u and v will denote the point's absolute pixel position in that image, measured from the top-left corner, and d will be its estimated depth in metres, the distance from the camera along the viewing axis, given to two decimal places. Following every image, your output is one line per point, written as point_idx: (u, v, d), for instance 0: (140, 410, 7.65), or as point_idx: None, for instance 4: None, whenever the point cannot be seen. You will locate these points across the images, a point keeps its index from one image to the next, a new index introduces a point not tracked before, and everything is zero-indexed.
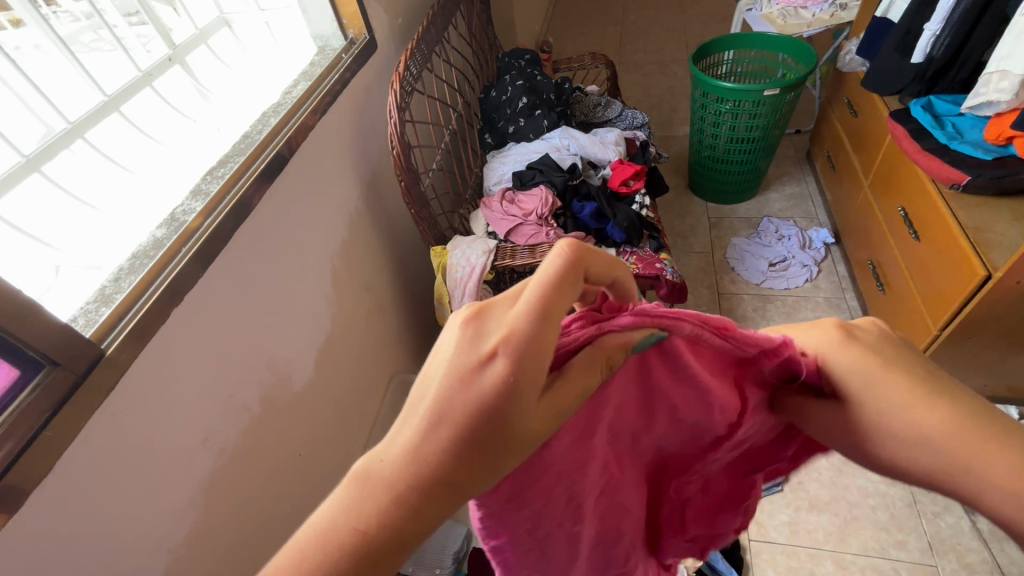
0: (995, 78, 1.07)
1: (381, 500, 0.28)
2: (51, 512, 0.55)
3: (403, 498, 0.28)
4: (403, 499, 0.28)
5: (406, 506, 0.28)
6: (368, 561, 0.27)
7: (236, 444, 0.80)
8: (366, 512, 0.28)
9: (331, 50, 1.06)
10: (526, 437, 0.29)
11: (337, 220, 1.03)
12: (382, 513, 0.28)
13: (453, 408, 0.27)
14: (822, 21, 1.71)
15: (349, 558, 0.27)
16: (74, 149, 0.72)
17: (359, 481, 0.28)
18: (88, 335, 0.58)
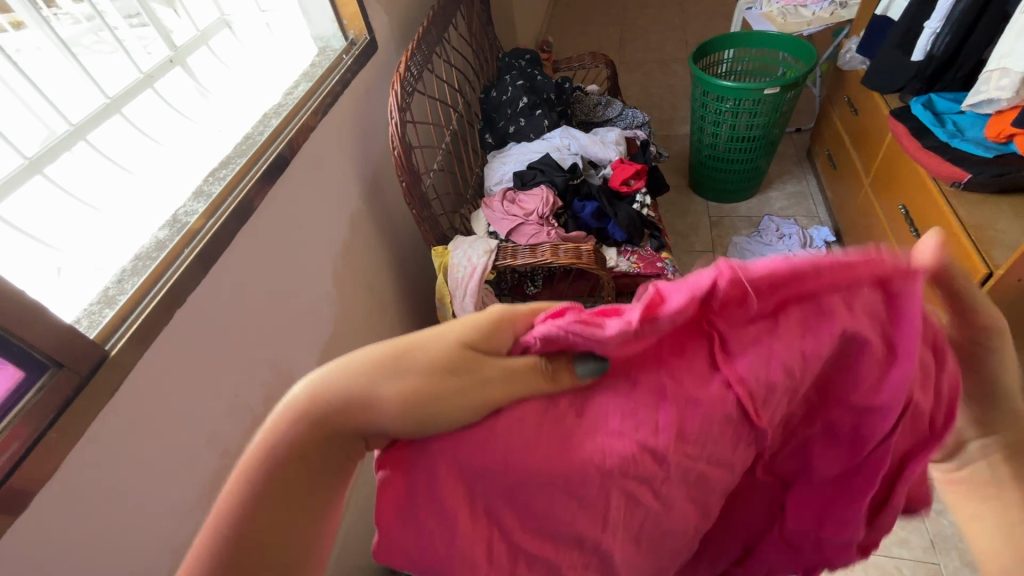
0: (995, 75, 1.08)
1: (270, 450, 0.35)
2: (57, 512, 0.56)
3: (285, 440, 0.35)
4: (284, 441, 0.35)
5: (288, 451, 0.35)
6: (245, 501, 0.34)
7: (239, 444, 0.80)
8: (255, 465, 0.34)
9: (332, 50, 1.06)
10: (387, 404, 0.34)
11: (339, 221, 1.03)
12: (265, 462, 0.34)
13: (355, 362, 0.36)
14: (822, 19, 1.71)
15: (231, 499, 0.34)
16: (76, 151, 0.72)
17: (257, 450, 0.35)
18: (93, 335, 0.59)
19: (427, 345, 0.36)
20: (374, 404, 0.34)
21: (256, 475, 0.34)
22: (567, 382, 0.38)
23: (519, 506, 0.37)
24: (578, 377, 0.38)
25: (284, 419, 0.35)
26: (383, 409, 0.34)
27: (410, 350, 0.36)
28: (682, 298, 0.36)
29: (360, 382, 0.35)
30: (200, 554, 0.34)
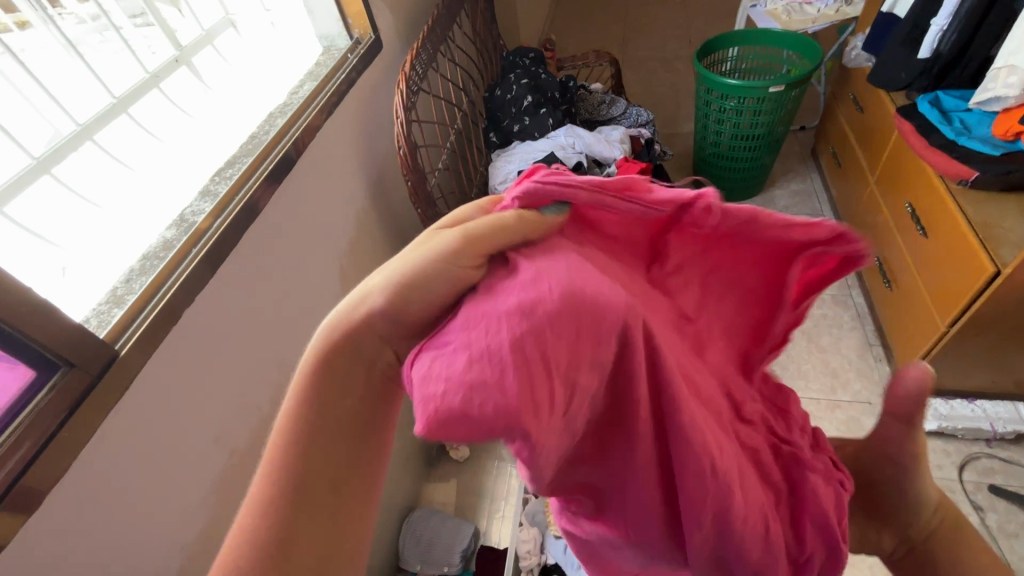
0: (1003, 73, 1.07)
1: (298, 397, 0.40)
2: (68, 512, 0.56)
3: (310, 380, 0.40)
4: (309, 383, 0.40)
5: (314, 388, 0.39)
6: (293, 446, 0.39)
7: (247, 444, 0.80)
8: (290, 414, 0.39)
9: (337, 50, 1.06)
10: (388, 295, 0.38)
11: (345, 220, 1.03)
12: (299, 408, 0.39)
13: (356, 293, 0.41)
14: (827, 17, 1.70)
15: (282, 453, 0.39)
16: (83, 151, 0.72)
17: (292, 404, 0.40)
18: (102, 336, 0.58)
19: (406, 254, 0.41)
20: (370, 305, 0.39)
21: (294, 425, 0.39)
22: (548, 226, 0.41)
23: (567, 337, 0.33)
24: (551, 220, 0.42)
25: (307, 357, 0.40)
26: (375, 307, 0.39)
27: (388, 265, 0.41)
28: (656, 194, 0.43)
29: (354, 303, 0.40)
30: (259, 503, 0.38)
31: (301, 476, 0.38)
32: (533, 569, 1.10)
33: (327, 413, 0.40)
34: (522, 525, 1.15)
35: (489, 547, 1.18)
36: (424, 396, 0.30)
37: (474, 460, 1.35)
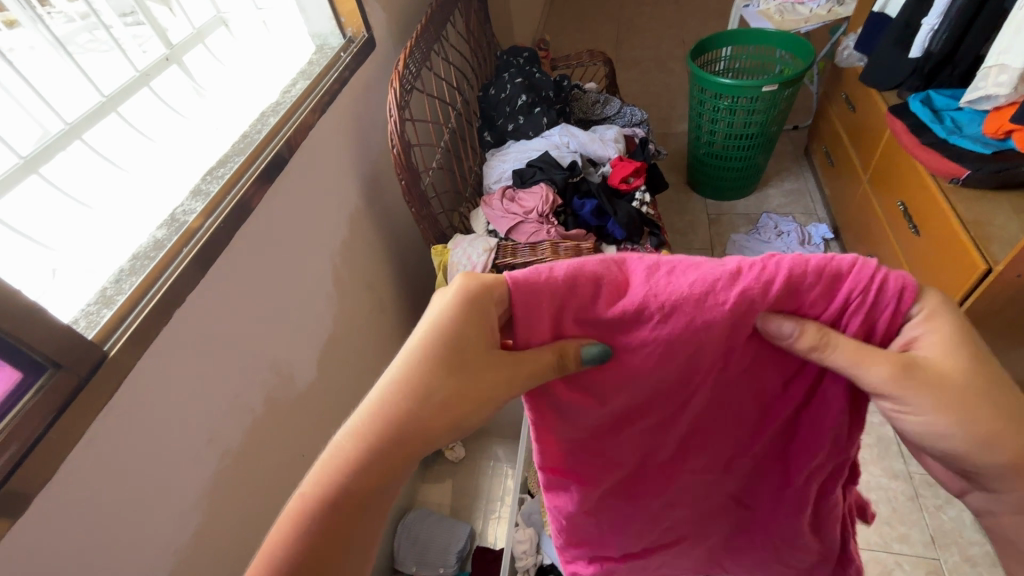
0: (993, 72, 1.08)
1: (329, 477, 0.40)
2: (53, 518, 0.55)
3: (349, 466, 0.40)
4: (346, 469, 0.40)
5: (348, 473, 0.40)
6: (321, 527, 0.38)
7: (239, 446, 0.79)
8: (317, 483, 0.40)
9: (330, 49, 1.05)
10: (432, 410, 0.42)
11: (338, 220, 1.02)
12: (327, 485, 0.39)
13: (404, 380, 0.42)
14: (819, 16, 1.71)
15: (307, 528, 0.38)
16: (71, 150, 0.71)
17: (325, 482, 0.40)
18: (90, 337, 0.58)
19: (435, 356, 0.42)
20: (416, 405, 0.41)
21: (321, 512, 0.39)
22: (577, 361, 0.46)
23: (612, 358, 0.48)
24: (583, 359, 0.46)
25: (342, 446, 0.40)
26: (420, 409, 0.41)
27: (422, 341, 0.43)
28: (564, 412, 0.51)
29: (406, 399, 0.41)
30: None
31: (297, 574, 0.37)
32: (530, 569, 1.11)
33: (343, 497, 0.39)
34: (519, 524, 1.15)
35: (485, 548, 1.18)
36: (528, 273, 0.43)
37: (469, 459, 1.35)
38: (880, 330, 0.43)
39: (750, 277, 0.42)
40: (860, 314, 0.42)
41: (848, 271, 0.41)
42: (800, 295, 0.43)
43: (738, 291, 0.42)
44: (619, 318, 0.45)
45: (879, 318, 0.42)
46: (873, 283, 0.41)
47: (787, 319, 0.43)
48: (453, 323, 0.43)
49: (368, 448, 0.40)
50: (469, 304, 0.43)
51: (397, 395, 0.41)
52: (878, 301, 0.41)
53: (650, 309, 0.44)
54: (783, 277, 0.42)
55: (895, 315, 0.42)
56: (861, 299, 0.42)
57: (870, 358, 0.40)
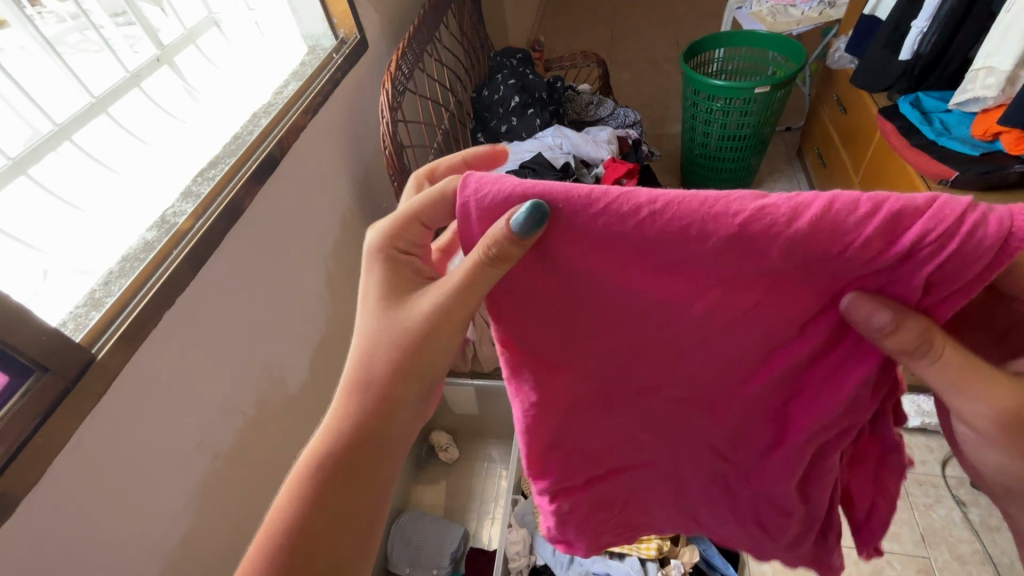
0: (981, 74, 1.09)
1: (328, 423, 0.48)
2: (40, 522, 0.54)
3: (342, 410, 0.48)
4: (341, 413, 0.48)
5: (344, 416, 0.48)
6: (327, 463, 0.47)
7: (229, 448, 0.79)
8: (321, 431, 0.49)
9: (322, 49, 1.05)
10: (390, 350, 0.47)
11: (330, 221, 1.02)
12: (328, 429, 0.48)
13: (366, 335, 0.48)
14: (811, 18, 1.72)
15: (318, 464, 0.47)
16: (61, 152, 0.71)
17: (328, 428, 0.48)
18: (78, 339, 0.57)
19: (379, 312, 0.48)
20: (376, 347, 0.48)
21: (323, 455, 0.47)
22: (516, 250, 0.39)
23: (590, 296, 0.43)
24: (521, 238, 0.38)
25: (336, 398, 0.49)
26: (379, 354, 0.48)
27: (365, 304, 0.49)
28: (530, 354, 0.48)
29: (370, 346, 0.48)
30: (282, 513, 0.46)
31: (310, 502, 0.46)
32: (523, 570, 1.12)
33: (342, 436, 0.48)
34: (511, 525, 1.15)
35: (479, 549, 1.18)
36: (495, 181, 0.39)
37: (463, 461, 1.35)
38: (947, 290, 0.36)
39: (777, 197, 0.35)
40: (932, 267, 0.34)
41: (919, 212, 0.34)
42: (845, 229, 0.34)
43: (761, 209, 0.35)
44: (613, 219, 0.37)
45: (957, 275, 0.35)
46: (960, 227, 0.33)
47: (883, 309, 0.37)
48: (376, 277, 0.49)
49: (350, 390, 0.48)
50: (379, 262, 0.48)
51: (364, 346, 0.48)
52: (961, 252, 0.33)
53: (652, 220, 0.37)
54: (820, 207, 0.34)
55: (991, 269, 0.34)
56: (935, 247, 0.34)
57: (947, 376, 0.41)
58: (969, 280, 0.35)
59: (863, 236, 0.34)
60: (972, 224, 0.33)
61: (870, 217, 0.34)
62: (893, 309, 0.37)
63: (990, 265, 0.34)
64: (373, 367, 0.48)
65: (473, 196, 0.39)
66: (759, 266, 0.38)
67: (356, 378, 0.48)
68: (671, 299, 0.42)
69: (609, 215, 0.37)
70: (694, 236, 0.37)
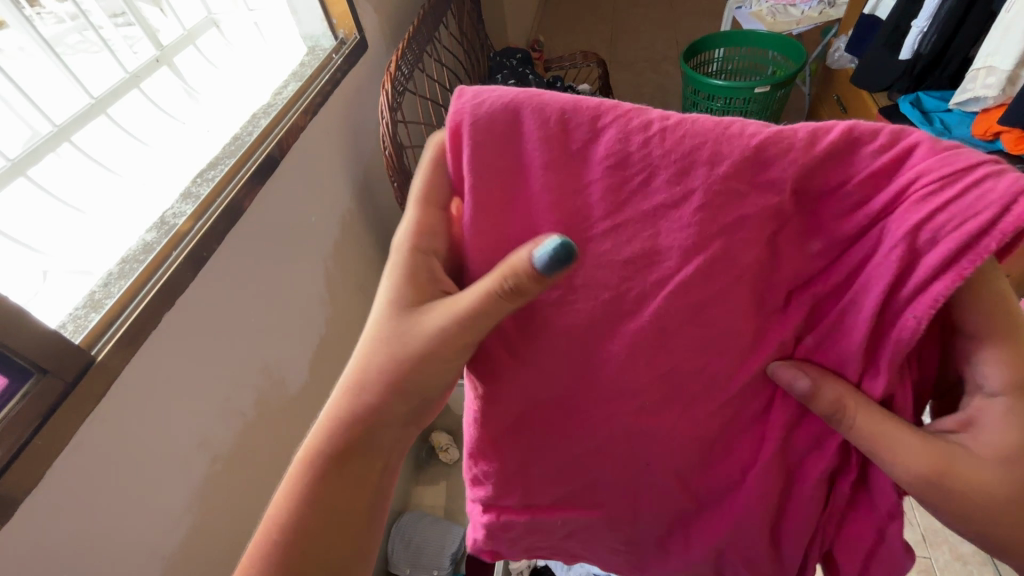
0: (982, 73, 1.09)
1: (323, 428, 0.48)
2: (40, 526, 0.54)
3: (338, 415, 0.48)
4: (336, 418, 0.48)
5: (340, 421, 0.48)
6: (324, 469, 0.47)
7: (229, 449, 0.79)
8: (316, 436, 0.48)
9: (322, 50, 1.05)
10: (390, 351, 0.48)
11: (329, 221, 1.02)
12: (323, 435, 0.48)
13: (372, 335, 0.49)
14: (811, 18, 1.72)
15: (315, 470, 0.47)
16: (61, 153, 0.71)
17: (323, 432, 0.48)
18: (77, 341, 0.57)
19: (386, 316, 0.49)
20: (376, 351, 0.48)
21: (319, 462, 0.48)
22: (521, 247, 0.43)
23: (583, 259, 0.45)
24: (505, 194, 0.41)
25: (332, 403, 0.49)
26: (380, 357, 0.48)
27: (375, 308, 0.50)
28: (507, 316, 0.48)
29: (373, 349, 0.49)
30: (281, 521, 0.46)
31: (308, 508, 0.46)
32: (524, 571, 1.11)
33: (337, 439, 0.48)
34: None
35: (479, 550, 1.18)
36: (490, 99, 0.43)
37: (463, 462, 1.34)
38: (936, 258, 0.36)
39: (799, 126, 0.40)
40: (924, 213, 0.36)
41: (926, 159, 0.37)
42: (858, 157, 0.39)
43: (771, 135, 0.40)
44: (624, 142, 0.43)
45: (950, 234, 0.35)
46: (964, 177, 0.35)
47: (803, 373, 0.44)
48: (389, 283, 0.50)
49: (346, 394, 0.49)
50: (393, 267, 0.50)
51: (368, 350, 0.49)
52: (958, 200, 0.35)
53: (664, 133, 0.42)
54: (833, 137, 0.39)
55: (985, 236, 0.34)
56: (931, 189, 0.36)
57: (880, 442, 0.42)
58: (959, 242, 0.35)
59: (872, 167, 0.38)
60: (978, 175, 0.35)
61: (885, 152, 0.38)
62: (811, 373, 0.44)
63: (984, 225, 0.34)
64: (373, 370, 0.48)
65: (468, 103, 0.43)
66: (766, 202, 0.41)
67: (353, 384, 0.49)
68: (667, 244, 0.44)
69: (619, 129, 0.43)
70: (706, 158, 0.41)
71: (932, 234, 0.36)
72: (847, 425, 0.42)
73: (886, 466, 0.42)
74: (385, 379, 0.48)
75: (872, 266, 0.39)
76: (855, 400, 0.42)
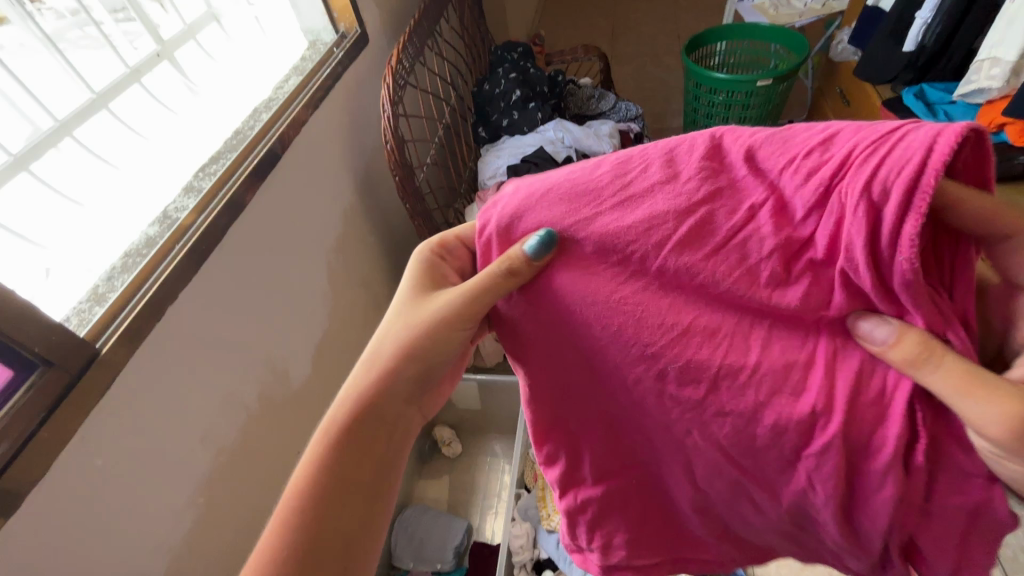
0: (986, 65, 1.08)
1: (327, 428, 0.48)
2: (46, 518, 0.54)
3: (345, 415, 0.49)
4: (343, 418, 0.49)
5: (346, 420, 0.48)
6: (329, 468, 0.46)
7: (233, 443, 0.79)
8: (318, 437, 0.48)
9: (322, 44, 1.05)
10: (400, 352, 0.51)
11: (332, 216, 1.02)
12: (327, 434, 0.48)
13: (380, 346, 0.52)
14: (814, 10, 1.71)
15: (318, 470, 0.46)
16: (62, 148, 0.71)
17: (328, 430, 0.48)
18: (82, 334, 0.57)
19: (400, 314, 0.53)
20: (381, 354, 0.51)
21: (323, 460, 0.47)
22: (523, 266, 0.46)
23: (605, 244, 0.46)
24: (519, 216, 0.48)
25: (335, 405, 0.50)
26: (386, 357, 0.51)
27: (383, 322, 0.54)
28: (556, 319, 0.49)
29: (379, 354, 0.51)
30: (280, 525, 0.44)
31: (313, 504, 0.45)
32: (527, 564, 1.12)
33: (342, 436, 0.48)
34: (514, 520, 1.16)
35: (482, 544, 1.18)
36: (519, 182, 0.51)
37: (466, 456, 1.35)
38: (892, 207, 0.37)
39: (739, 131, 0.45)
40: (867, 170, 0.38)
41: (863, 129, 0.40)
42: (799, 138, 0.42)
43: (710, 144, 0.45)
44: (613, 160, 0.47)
45: (902, 176, 0.37)
46: (890, 133, 0.39)
47: (887, 325, 0.40)
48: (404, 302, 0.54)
49: (351, 394, 0.50)
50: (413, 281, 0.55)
51: (372, 354, 0.51)
52: (891, 151, 0.38)
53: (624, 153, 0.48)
54: (768, 134, 0.44)
55: (923, 178, 0.36)
56: (869, 149, 0.39)
57: (974, 392, 0.37)
58: (907, 185, 0.36)
59: (820, 141, 0.41)
60: (901, 134, 0.38)
61: (829, 131, 0.41)
62: (897, 325, 0.40)
63: (918, 165, 0.36)
64: (380, 366, 0.50)
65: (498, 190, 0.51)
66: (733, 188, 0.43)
67: (358, 383, 0.50)
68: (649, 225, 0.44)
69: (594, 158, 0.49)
70: (662, 158, 0.46)
71: (880, 186, 0.37)
72: (931, 367, 0.38)
73: (969, 418, 0.38)
74: (392, 360, 0.50)
75: (843, 227, 0.39)
76: (943, 348, 0.39)
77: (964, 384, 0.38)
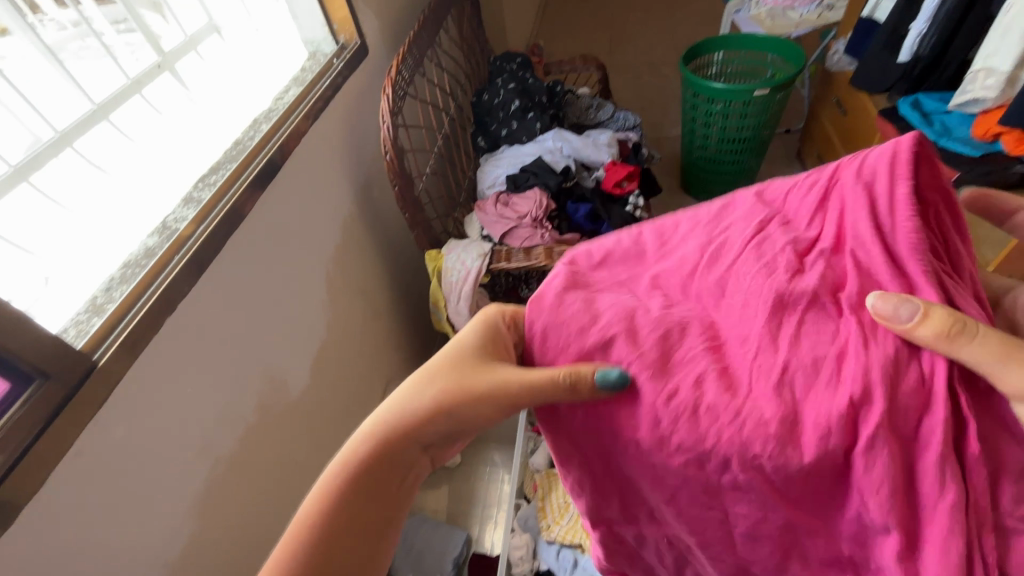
0: (981, 75, 1.09)
1: (350, 460, 0.46)
2: (41, 532, 0.54)
3: (370, 449, 0.46)
4: (368, 451, 0.46)
5: (370, 454, 0.46)
6: (344, 505, 0.44)
7: (231, 454, 0.79)
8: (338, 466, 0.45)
9: (323, 55, 1.06)
10: (439, 395, 0.48)
11: (331, 226, 1.02)
12: (349, 466, 0.45)
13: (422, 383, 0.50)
14: (809, 21, 1.73)
15: (333, 505, 0.43)
16: (62, 158, 0.71)
17: (352, 462, 0.46)
18: (79, 346, 0.57)
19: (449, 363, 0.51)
20: (420, 394, 0.49)
21: (341, 493, 0.44)
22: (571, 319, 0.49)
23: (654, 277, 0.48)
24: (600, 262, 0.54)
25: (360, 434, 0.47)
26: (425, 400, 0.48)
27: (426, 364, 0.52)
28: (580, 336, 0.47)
29: (418, 392, 0.49)
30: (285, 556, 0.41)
31: (324, 539, 0.42)
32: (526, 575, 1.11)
33: (363, 470, 0.45)
34: (513, 530, 1.15)
35: (481, 555, 1.18)
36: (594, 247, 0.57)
37: (465, 466, 1.34)
38: (883, 187, 0.42)
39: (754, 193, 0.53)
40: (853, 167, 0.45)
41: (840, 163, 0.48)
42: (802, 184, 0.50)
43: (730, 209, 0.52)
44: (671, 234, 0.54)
45: (852, 195, 0.44)
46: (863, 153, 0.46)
47: (907, 301, 0.37)
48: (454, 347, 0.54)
49: (382, 430, 0.47)
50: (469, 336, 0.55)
51: (409, 392, 0.49)
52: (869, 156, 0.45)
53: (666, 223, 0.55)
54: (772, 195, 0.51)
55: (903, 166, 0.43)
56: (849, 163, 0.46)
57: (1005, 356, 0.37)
58: (891, 168, 0.43)
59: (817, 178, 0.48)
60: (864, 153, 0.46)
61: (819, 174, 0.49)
62: (918, 300, 0.37)
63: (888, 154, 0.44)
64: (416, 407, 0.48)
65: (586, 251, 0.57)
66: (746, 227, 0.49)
67: (390, 419, 0.48)
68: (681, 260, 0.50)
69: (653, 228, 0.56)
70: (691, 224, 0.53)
71: (881, 178, 0.43)
72: (971, 333, 0.37)
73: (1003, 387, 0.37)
74: (413, 421, 0.47)
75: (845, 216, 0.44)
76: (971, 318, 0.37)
77: (1000, 347, 0.37)
